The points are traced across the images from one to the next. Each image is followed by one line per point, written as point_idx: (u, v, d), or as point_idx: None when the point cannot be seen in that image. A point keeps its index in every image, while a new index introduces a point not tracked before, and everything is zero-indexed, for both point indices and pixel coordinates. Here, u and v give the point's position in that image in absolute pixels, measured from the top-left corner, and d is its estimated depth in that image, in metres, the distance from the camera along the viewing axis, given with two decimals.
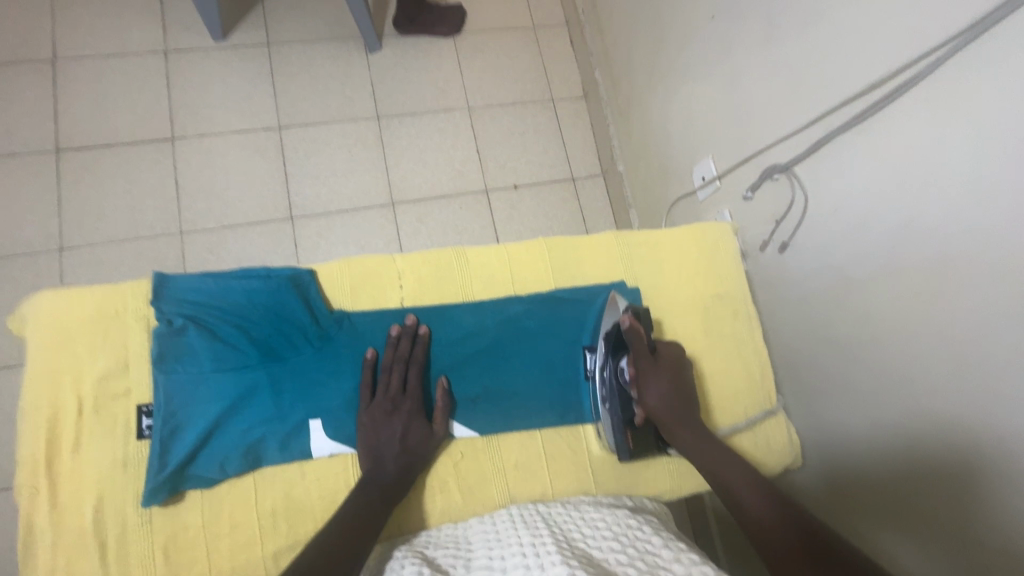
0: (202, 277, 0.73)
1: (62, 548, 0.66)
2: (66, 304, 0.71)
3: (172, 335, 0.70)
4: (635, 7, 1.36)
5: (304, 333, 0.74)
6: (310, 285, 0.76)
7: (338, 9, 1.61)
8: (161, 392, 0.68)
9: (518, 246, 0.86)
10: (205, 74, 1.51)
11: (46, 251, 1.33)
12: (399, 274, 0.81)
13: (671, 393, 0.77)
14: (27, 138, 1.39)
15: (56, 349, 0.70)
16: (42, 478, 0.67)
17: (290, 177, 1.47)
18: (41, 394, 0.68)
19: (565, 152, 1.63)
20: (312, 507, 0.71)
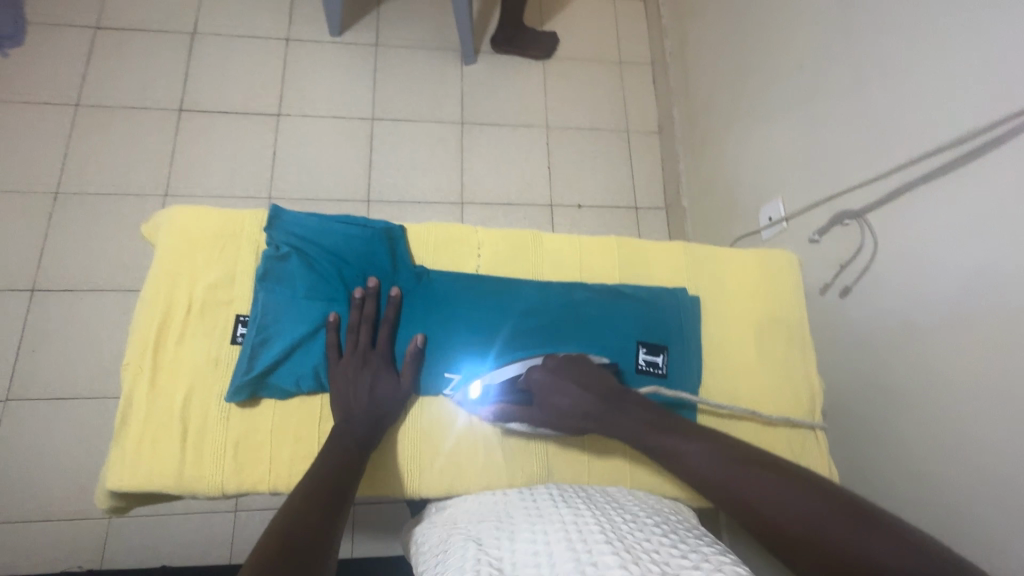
0: (310, 215, 0.81)
1: (151, 427, 0.73)
2: (196, 217, 0.80)
3: (276, 259, 0.77)
4: (723, 52, 1.42)
5: (389, 281, 0.81)
6: (401, 239, 0.83)
7: (443, 23, 1.76)
8: (259, 306, 0.75)
9: (590, 240, 0.91)
10: (317, 63, 1.66)
11: (153, 195, 1.48)
12: (479, 244, 0.87)
13: (566, 394, 0.74)
14: (157, 96, 1.57)
15: (180, 253, 0.78)
16: (147, 361, 0.74)
17: (374, 164, 1.59)
18: (160, 288, 0.77)
19: (633, 181, 1.68)
20: None
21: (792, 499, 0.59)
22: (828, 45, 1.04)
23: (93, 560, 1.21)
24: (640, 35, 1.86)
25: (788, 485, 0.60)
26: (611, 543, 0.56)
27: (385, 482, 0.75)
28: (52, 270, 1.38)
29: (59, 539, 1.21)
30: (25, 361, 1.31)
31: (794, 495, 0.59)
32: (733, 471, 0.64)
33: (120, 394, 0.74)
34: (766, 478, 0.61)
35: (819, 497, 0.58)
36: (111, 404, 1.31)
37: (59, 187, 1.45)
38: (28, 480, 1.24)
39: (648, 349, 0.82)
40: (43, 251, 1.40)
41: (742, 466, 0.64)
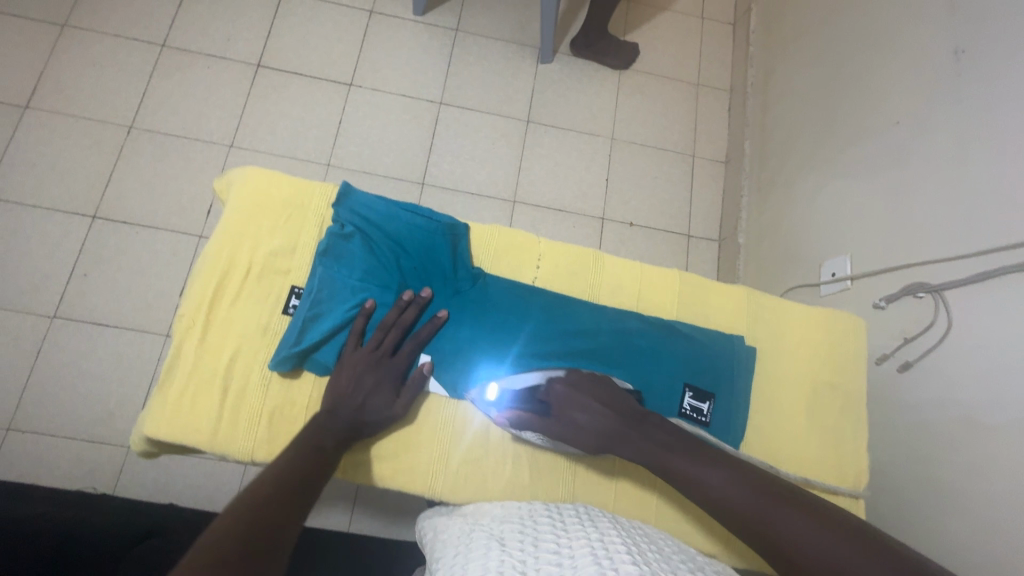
0: (377, 199, 0.81)
1: (193, 381, 0.74)
2: (267, 183, 0.82)
3: (341, 236, 0.78)
4: (811, 93, 1.36)
5: (442, 275, 0.80)
6: (463, 238, 0.83)
7: (526, 18, 1.74)
8: (315, 280, 0.76)
9: (652, 269, 0.89)
10: (396, 39, 1.67)
11: (219, 144, 1.51)
12: (540, 255, 0.87)
13: (593, 413, 0.72)
14: (239, 48, 1.60)
15: (247, 216, 0.80)
16: (201, 316, 0.76)
17: (434, 148, 1.59)
18: (223, 247, 0.78)
19: (690, 208, 1.63)
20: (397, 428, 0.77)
21: (814, 535, 0.58)
22: (930, 108, 0.99)
23: (107, 485, 1.25)
24: (723, 60, 1.80)
25: (804, 518, 0.59)
26: (639, 568, 0.50)
27: (408, 477, 0.76)
28: (114, 201, 1.43)
29: (80, 459, 1.26)
30: (76, 284, 1.36)
31: (816, 534, 0.58)
32: (766, 503, 0.61)
33: (171, 344, 0.76)
34: (788, 512, 0.60)
35: (856, 542, 0.56)
36: (149, 339, 1.35)
37: (133, 123, 1.50)
38: (62, 398, 1.29)
39: (694, 394, 0.79)
40: (109, 181, 1.44)
41: (766, 494, 0.62)
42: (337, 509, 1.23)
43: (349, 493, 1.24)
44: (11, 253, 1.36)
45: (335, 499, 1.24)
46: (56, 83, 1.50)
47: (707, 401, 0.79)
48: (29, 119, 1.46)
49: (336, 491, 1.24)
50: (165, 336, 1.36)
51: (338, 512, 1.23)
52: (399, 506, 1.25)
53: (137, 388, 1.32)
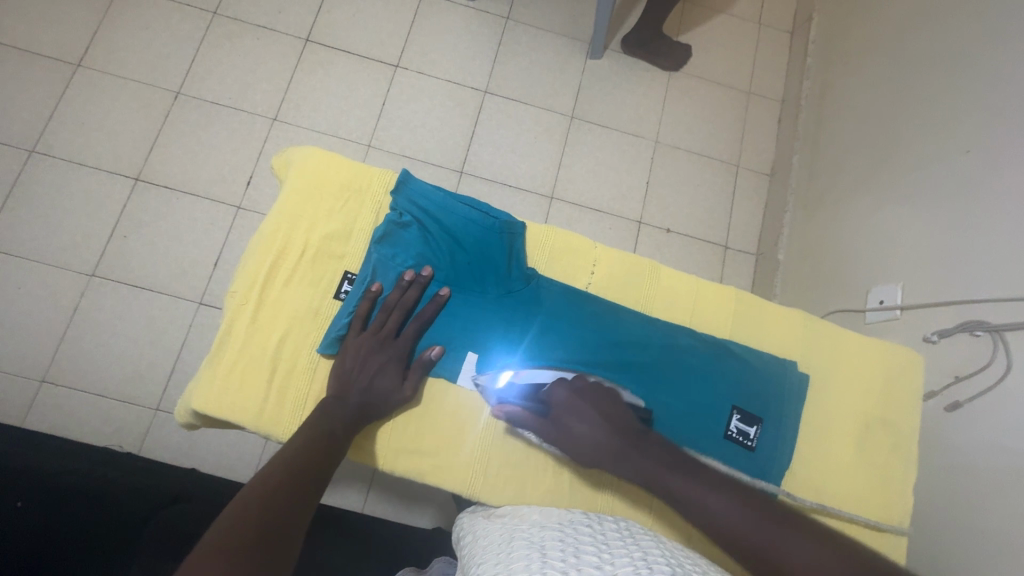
0: (435, 189, 0.81)
1: (243, 357, 0.74)
2: (326, 165, 0.83)
3: (397, 224, 0.79)
4: (872, 112, 1.32)
5: (496, 273, 0.79)
6: (519, 237, 0.82)
7: (579, 11, 1.71)
8: (369, 266, 0.77)
9: (707, 285, 0.87)
10: (445, 23, 1.65)
11: (263, 117, 1.51)
12: (595, 261, 0.86)
13: (591, 419, 0.70)
14: (289, 21, 1.59)
15: (306, 196, 0.81)
16: (254, 293, 0.77)
17: (476, 137, 1.57)
18: (281, 226, 0.79)
19: (729, 219, 1.60)
20: (439, 423, 0.76)
21: (828, 564, 0.55)
22: (1006, 138, 0.95)
23: (132, 445, 1.27)
24: (777, 69, 1.75)
25: (815, 546, 0.57)
26: None
27: (447, 473, 0.75)
28: (157, 165, 1.44)
29: (108, 416, 1.28)
30: (116, 245, 1.38)
31: (833, 561, 0.55)
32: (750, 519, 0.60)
33: (223, 319, 0.77)
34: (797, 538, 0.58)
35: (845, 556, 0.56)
36: (182, 305, 1.36)
37: (181, 89, 1.51)
38: (95, 355, 1.31)
39: (742, 416, 0.78)
40: (154, 145, 1.46)
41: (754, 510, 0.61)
42: (354, 489, 1.24)
43: (367, 476, 1.25)
44: (55, 208, 1.38)
45: (352, 479, 1.24)
46: (109, 44, 1.51)
47: (755, 425, 0.77)
48: (81, 77, 1.48)
49: (354, 472, 1.25)
50: (197, 303, 1.37)
51: (354, 493, 1.23)
52: (415, 493, 1.25)
53: (167, 352, 1.33)
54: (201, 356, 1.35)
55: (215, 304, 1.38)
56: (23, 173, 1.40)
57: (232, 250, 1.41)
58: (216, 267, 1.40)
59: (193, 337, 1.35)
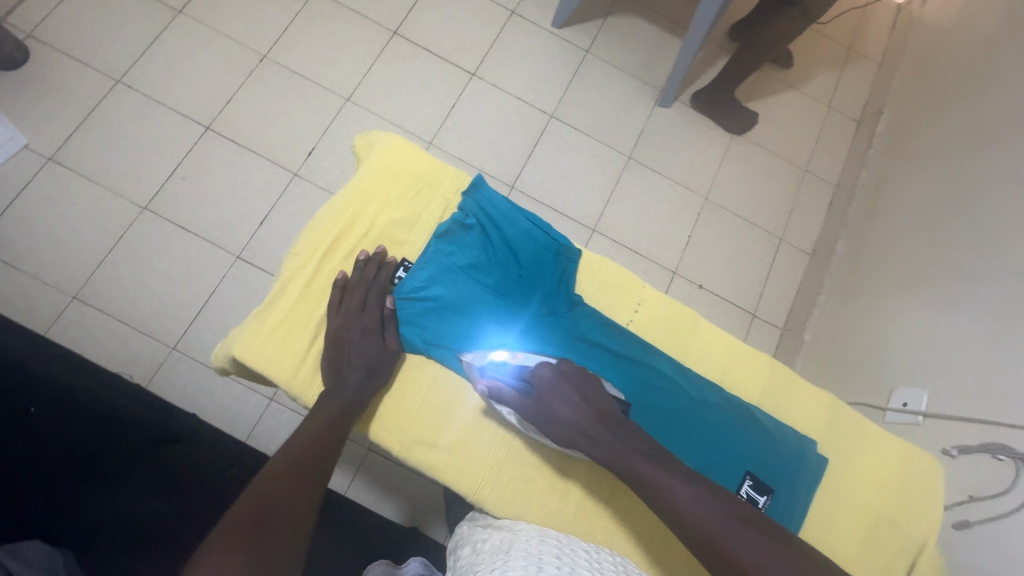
0: (504, 199, 0.85)
1: (290, 318, 0.80)
2: (406, 154, 0.88)
3: (461, 225, 0.83)
4: (927, 215, 1.33)
5: (544, 291, 0.83)
6: (572, 263, 0.85)
7: (657, 59, 1.76)
8: (425, 257, 0.82)
9: (747, 349, 0.88)
10: (527, 44, 1.71)
11: (337, 95, 1.57)
12: (640, 301, 0.88)
13: (576, 404, 0.72)
14: (381, 11, 1.66)
15: (383, 180, 0.86)
16: (314, 261, 0.82)
17: (533, 158, 1.61)
18: (353, 202, 0.84)
19: (762, 288, 1.60)
20: (458, 424, 0.79)
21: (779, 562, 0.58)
22: None
23: (142, 377, 1.30)
24: (838, 154, 1.77)
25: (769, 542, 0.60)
26: None
27: (455, 474, 0.77)
28: (229, 119, 1.50)
29: (126, 345, 1.32)
30: (173, 185, 1.43)
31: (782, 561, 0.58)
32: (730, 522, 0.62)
33: (281, 276, 0.82)
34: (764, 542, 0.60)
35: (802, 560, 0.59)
36: (220, 255, 1.40)
37: (268, 52, 1.57)
38: (128, 284, 1.35)
39: (753, 485, 0.77)
40: (230, 100, 1.52)
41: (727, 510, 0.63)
42: (340, 470, 1.24)
43: (356, 459, 1.25)
44: (126, 138, 1.44)
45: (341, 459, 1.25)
46: None
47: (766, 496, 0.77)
48: (178, 22, 1.55)
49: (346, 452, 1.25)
50: (234, 256, 1.41)
51: (340, 473, 1.23)
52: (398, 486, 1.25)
53: (195, 296, 1.37)
54: (225, 306, 1.38)
55: (251, 260, 1.41)
56: (105, 99, 1.46)
57: (278, 214, 1.45)
58: (261, 226, 1.44)
59: (223, 288, 1.38)
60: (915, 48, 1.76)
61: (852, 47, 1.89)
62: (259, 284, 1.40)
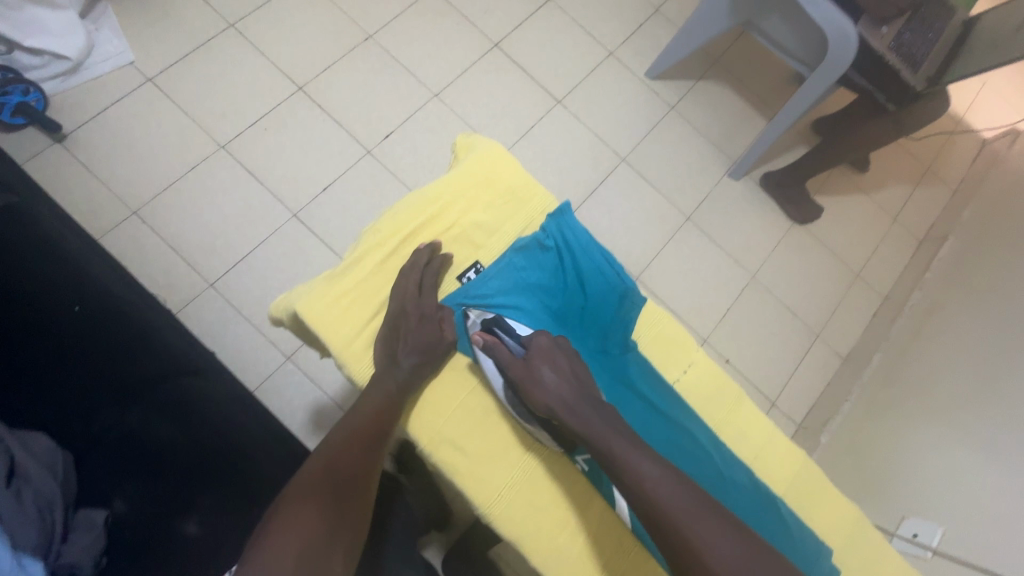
0: (585, 232, 0.91)
1: (360, 289, 0.85)
2: (502, 165, 0.95)
3: (540, 244, 0.89)
4: (975, 350, 1.31)
5: (602, 328, 0.87)
6: (635, 307, 0.88)
7: (736, 132, 1.78)
8: (500, 265, 0.87)
9: (782, 440, 0.92)
10: (617, 86, 1.75)
11: (427, 89, 1.62)
12: (691, 363, 0.92)
13: (563, 377, 0.76)
14: (488, 23, 1.72)
15: (477, 183, 0.93)
16: (394, 241, 0.88)
17: (595, 195, 1.63)
18: (444, 197, 0.91)
19: (788, 380, 1.58)
20: (493, 434, 0.82)
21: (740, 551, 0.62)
22: None
23: (175, 305, 1.33)
24: (893, 268, 1.76)
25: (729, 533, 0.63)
26: None
27: (476, 482, 0.79)
28: (322, 85, 1.55)
29: (168, 270, 1.35)
30: (254, 133, 1.48)
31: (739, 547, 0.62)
32: (687, 501, 0.65)
33: (360, 247, 0.87)
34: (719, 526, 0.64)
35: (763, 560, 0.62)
36: (278, 210, 1.44)
37: (374, 34, 1.63)
38: (186, 214, 1.39)
39: None
40: (327, 68, 1.57)
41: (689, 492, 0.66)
42: None
43: None
44: (223, 79, 1.50)
45: None
46: None
47: None
48: None
49: None
50: (292, 214, 1.45)
51: None
52: None
53: (245, 241, 1.40)
54: (270, 258, 1.41)
55: (306, 221, 1.45)
56: (214, 39, 1.53)
57: (343, 185, 1.49)
58: (324, 192, 1.47)
59: (274, 240, 1.42)
60: (993, 185, 1.76)
61: (930, 168, 1.89)
62: (307, 246, 1.43)
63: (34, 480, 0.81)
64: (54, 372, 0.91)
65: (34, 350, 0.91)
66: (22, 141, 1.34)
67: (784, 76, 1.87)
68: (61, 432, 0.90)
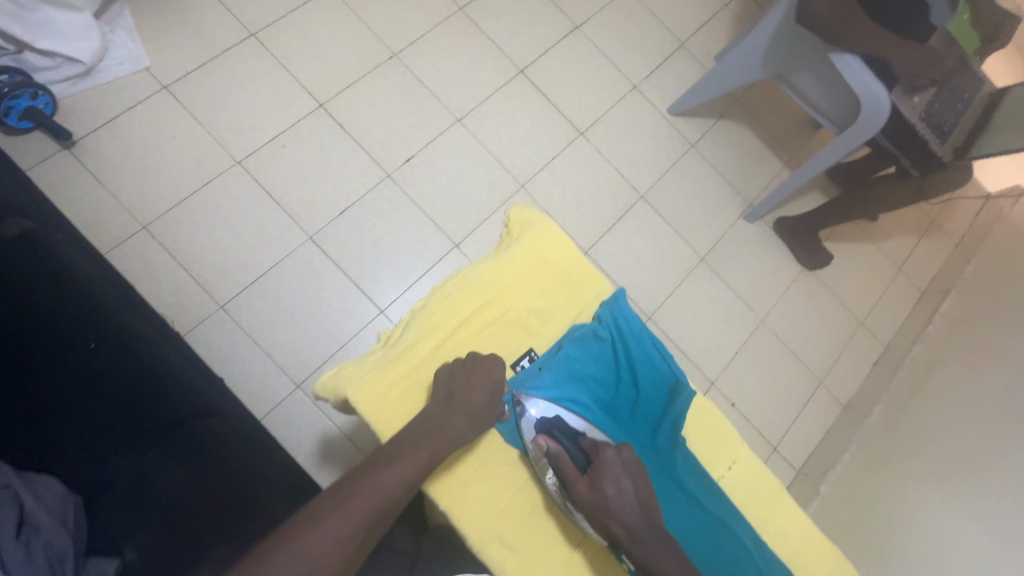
0: (638, 324, 0.97)
1: (423, 370, 0.84)
2: (562, 247, 0.98)
3: (597, 335, 0.93)
4: (977, 413, 1.34)
5: (651, 420, 0.93)
6: (685, 401, 0.92)
7: (754, 175, 1.79)
8: (560, 356, 0.90)
9: (818, 536, 0.95)
10: (639, 120, 1.74)
11: (450, 113, 1.59)
12: (735, 458, 0.96)
13: (630, 500, 0.74)
14: (515, 48, 1.69)
15: (539, 264, 0.95)
16: (459, 320, 0.88)
17: (612, 231, 1.62)
18: (508, 277, 0.92)
19: (790, 426, 1.60)
20: (539, 528, 0.82)
21: None
22: None
23: (182, 326, 1.29)
24: (895, 318, 1.80)
25: None
26: None
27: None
28: (343, 103, 1.52)
29: (177, 289, 1.30)
30: (271, 150, 1.44)
31: None
32: None
33: (424, 324, 0.86)
34: None
35: None
36: (293, 232, 1.40)
37: (398, 52, 1.59)
38: (198, 231, 1.35)
39: None
40: (350, 86, 1.53)
41: None
42: None
43: None
44: (242, 91, 1.46)
45: None
46: None
47: None
48: None
49: None
50: (307, 237, 1.41)
51: None
52: None
53: (258, 263, 1.37)
54: (282, 282, 1.37)
55: (321, 245, 1.41)
56: (234, 48, 1.48)
57: (360, 209, 1.46)
58: (341, 216, 1.44)
59: (287, 264, 1.38)
60: (995, 243, 1.80)
61: (935, 221, 1.94)
62: (321, 271, 1.40)
63: (43, 531, 0.73)
64: (71, 407, 0.86)
65: (54, 381, 0.85)
66: (29, 146, 1.29)
67: (802, 120, 1.89)
68: (73, 475, 0.84)
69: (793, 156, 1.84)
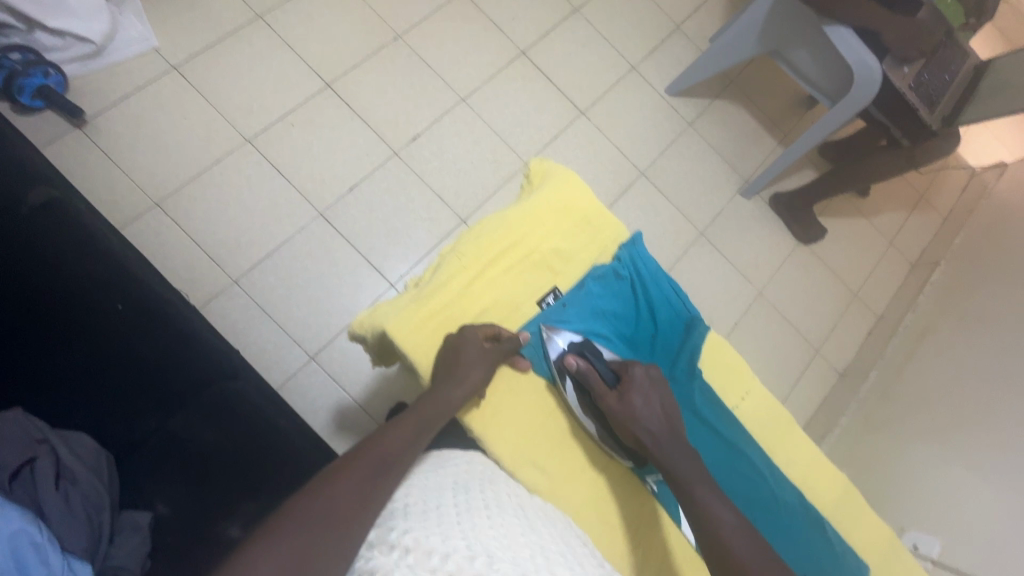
0: (655, 263, 1.01)
1: (449, 309, 0.86)
2: (579, 194, 1.01)
3: (617, 273, 0.98)
4: (969, 371, 1.39)
5: (669, 354, 0.97)
6: (700, 334, 0.97)
7: (750, 152, 1.84)
8: (582, 293, 0.94)
9: (826, 463, 1.00)
10: (638, 100, 1.78)
11: (455, 93, 1.62)
12: (749, 390, 1.01)
13: (654, 413, 0.81)
14: (516, 30, 1.73)
15: (558, 210, 0.98)
16: (482, 264, 0.91)
17: (615, 206, 1.66)
18: (528, 222, 0.95)
19: (790, 393, 1.65)
20: (571, 447, 0.87)
21: None
22: None
23: (198, 300, 1.31)
24: (888, 289, 1.86)
25: None
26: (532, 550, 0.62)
27: (562, 489, 0.83)
28: (350, 83, 1.54)
29: (191, 265, 1.32)
30: (281, 129, 1.46)
31: None
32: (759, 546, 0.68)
33: (449, 267, 0.89)
34: None
35: None
36: (304, 208, 1.43)
37: (402, 34, 1.62)
38: (211, 208, 1.37)
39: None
40: (356, 66, 1.56)
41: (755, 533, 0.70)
42: None
43: None
44: (250, 72, 1.48)
45: None
46: None
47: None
48: None
49: None
50: (318, 213, 1.44)
51: None
52: None
53: (270, 238, 1.39)
54: (294, 257, 1.40)
55: (332, 220, 1.44)
56: (241, 29, 1.50)
57: (369, 185, 1.49)
58: (350, 192, 1.47)
59: (299, 239, 1.41)
60: (982, 215, 1.87)
61: (924, 195, 2.00)
62: (333, 246, 1.42)
63: (81, 484, 0.76)
64: (97, 373, 0.87)
65: (76, 352, 0.86)
66: (41, 125, 1.30)
67: (795, 99, 1.94)
68: (105, 436, 0.86)
69: (787, 134, 1.89)
